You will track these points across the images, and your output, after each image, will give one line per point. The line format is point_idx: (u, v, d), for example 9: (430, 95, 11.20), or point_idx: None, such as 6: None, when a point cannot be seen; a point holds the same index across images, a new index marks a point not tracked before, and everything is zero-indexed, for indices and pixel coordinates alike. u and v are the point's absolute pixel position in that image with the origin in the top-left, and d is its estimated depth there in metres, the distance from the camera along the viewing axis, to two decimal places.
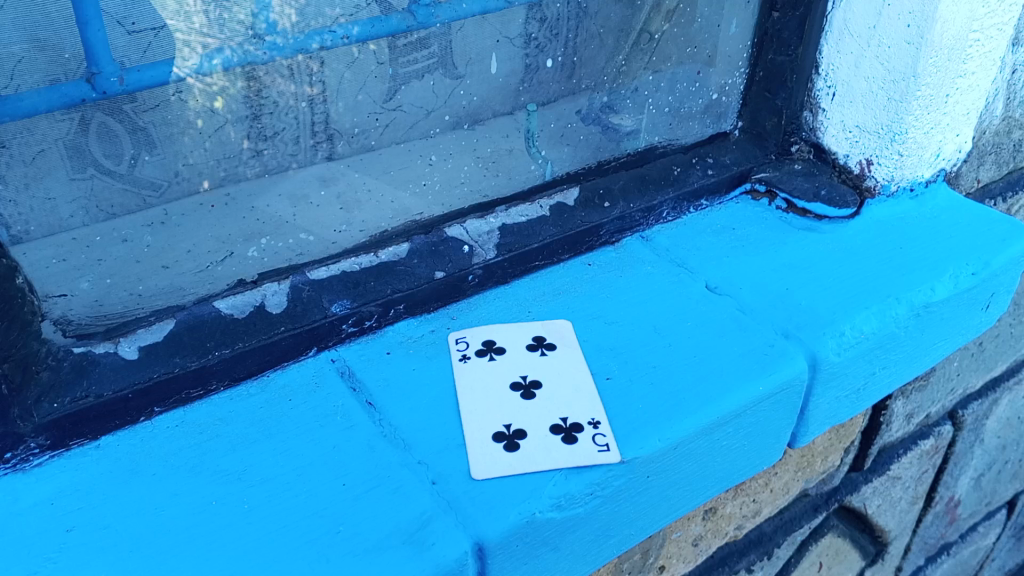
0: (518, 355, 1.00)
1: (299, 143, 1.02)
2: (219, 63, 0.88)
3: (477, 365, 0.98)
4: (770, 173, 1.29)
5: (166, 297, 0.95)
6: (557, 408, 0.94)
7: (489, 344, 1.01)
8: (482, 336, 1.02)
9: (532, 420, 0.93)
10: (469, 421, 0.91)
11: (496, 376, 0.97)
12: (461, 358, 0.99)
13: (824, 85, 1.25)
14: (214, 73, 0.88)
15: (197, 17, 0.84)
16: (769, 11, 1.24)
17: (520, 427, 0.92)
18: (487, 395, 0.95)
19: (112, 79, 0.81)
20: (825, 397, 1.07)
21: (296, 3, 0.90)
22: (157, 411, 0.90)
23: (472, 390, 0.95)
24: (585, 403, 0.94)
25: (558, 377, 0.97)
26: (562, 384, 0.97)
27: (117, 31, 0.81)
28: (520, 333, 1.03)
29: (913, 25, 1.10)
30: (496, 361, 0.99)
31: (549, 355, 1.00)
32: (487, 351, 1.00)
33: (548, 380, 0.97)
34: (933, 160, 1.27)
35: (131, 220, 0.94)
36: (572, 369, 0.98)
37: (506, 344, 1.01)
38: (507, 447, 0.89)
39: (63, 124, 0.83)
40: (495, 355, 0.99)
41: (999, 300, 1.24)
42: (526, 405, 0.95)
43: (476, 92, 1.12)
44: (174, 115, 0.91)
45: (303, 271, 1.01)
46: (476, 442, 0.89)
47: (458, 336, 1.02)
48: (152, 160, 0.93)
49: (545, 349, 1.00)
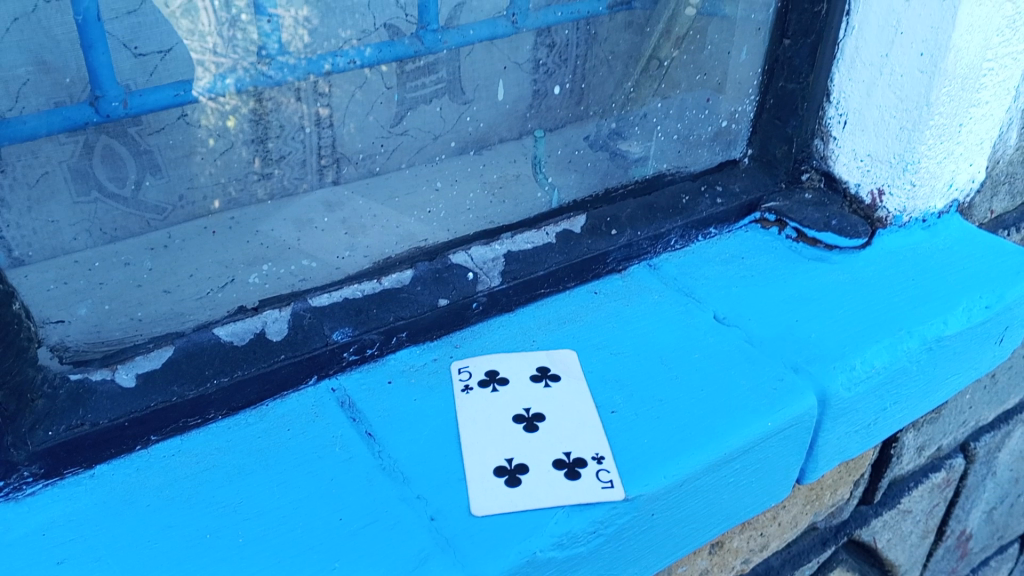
0: (521, 385, 0.99)
1: (306, 166, 1.01)
2: (231, 82, 0.89)
3: (479, 396, 0.96)
4: (781, 203, 1.28)
5: (165, 323, 0.93)
6: (559, 442, 0.92)
7: (492, 374, 0.99)
8: (485, 365, 1.01)
9: (534, 454, 0.91)
10: (470, 455, 0.90)
11: (498, 408, 0.95)
12: (463, 389, 0.97)
13: (835, 114, 1.23)
14: (226, 93, 0.89)
15: (212, 37, 0.85)
16: (780, 38, 1.21)
17: (523, 461, 0.90)
18: (489, 428, 0.94)
19: (114, 102, 0.82)
20: (834, 433, 1.05)
21: (309, 24, 0.91)
22: (154, 440, 0.89)
23: (475, 423, 0.94)
24: (589, 438, 0.92)
25: (561, 410, 0.96)
26: (567, 417, 0.95)
27: (123, 54, 0.81)
28: (524, 364, 1.01)
29: (926, 54, 1.08)
30: (499, 393, 0.97)
31: (553, 386, 0.98)
32: (489, 380, 0.98)
33: (552, 413, 0.96)
34: (946, 191, 1.25)
35: (132, 243, 0.92)
36: (575, 402, 0.96)
37: (510, 374, 1.00)
38: (509, 482, 0.87)
39: (67, 147, 0.83)
40: (498, 386, 0.98)
41: (1013, 334, 1.21)
42: (529, 437, 0.94)
43: (483, 117, 1.10)
44: (177, 139, 0.89)
45: (305, 297, 1.00)
46: (477, 478, 0.87)
47: (461, 365, 1.00)
48: (156, 184, 0.91)
49: (549, 380, 0.99)
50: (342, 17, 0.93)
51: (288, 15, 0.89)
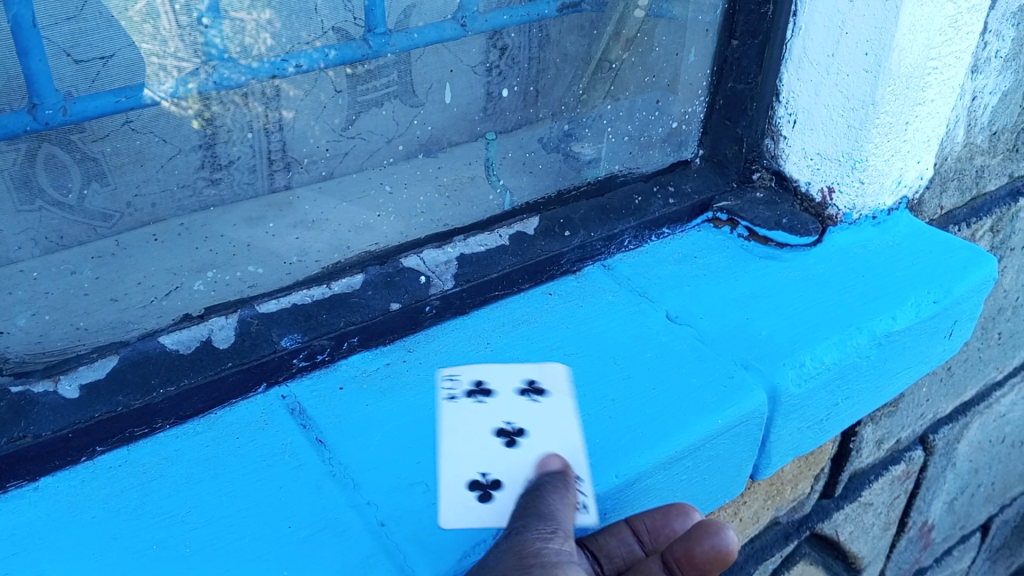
0: (509, 399, 0.96)
1: (255, 172, 1.04)
2: (193, 86, 0.88)
3: (465, 407, 0.95)
4: (732, 202, 1.27)
5: (111, 332, 0.92)
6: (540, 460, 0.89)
7: (479, 385, 0.97)
8: (472, 373, 0.99)
9: (511, 470, 0.88)
10: (445, 468, 0.89)
11: (482, 421, 0.93)
12: (447, 399, 0.96)
13: (785, 113, 1.23)
14: (188, 96, 0.89)
15: (173, 42, 0.90)
16: (728, 39, 1.22)
17: (498, 476, 0.88)
18: (470, 439, 0.92)
19: (53, 109, 0.81)
20: (786, 428, 1.05)
21: (272, 27, 0.96)
22: (99, 451, 0.87)
23: (454, 433, 0.93)
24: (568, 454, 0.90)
25: (545, 427, 0.93)
26: (550, 433, 0.92)
27: (64, 61, 0.85)
28: (513, 375, 0.99)
29: (871, 53, 1.09)
30: (485, 405, 0.95)
31: (539, 402, 0.95)
32: (475, 392, 0.97)
33: (535, 429, 0.93)
34: (895, 188, 1.25)
35: (77, 253, 0.95)
36: (561, 419, 0.94)
37: (497, 386, 0.98)
38: (481, 498, 0.86)
39: (8, 156, 0.87)
40: (483, 398, 0.96)
41: (962, 328, 1.23)
42: (508, 451, 0.90)
43: (431, 121, 1.16)
44: (121, 145, 0.94)
45: (252, 304, 0.98)
46: (445, 492, 0.86)
47: (449, 372, 0.99)
48: (100, 191, 0.95)
49: (536, 395, 0.96)
50: (302, 18, 0.98)
51: (249, 19, 0.93)
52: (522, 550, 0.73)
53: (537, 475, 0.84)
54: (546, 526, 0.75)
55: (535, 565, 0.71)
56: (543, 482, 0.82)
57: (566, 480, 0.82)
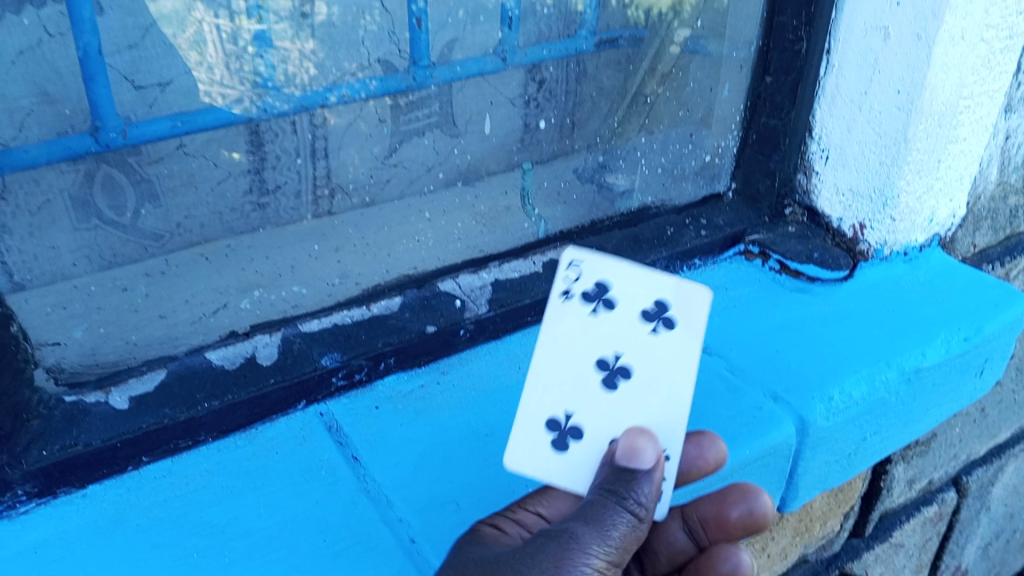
0: (628, 315, 0.91)
1: (300, 197, 1.08)
2: (237, 114, 0.97)
3: (574, 309, 0.90)
4: (764, 235, 1.28)
5: (159, 346, 0.96)
6: (632, 414, 0.87)
7: (602, 287, 0.91)
8: (596, 272, 0.92)
9: (596, 423, 0.87)
10: (534, 394, 0.88)
11: (588, 336, 0.90)
12: (562, 295, 0.90)
13: (818, 149, 1.23)
14: (234, 124, 0.98)
15: (219, 70, 0.94)
16: (762, 74, 1.23)
17: (580, 423, 0.87)
18: (567, 360, 0.89)
19: (114, 133, 0.91)
20: (814, 461, 1.06)
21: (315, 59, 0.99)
22: (145, 461, 0.91)
23: (555, 337, 0.89)
24: (665, 422, 0.86)
25: (656, 374, 0.89)
26: (657, 385, 0.88)
27: (124, 86, 0.90)
28: (645, 292, 0.92)
29: (903, 92, 1.11)
30: (596, 318, 0.91)
31: (659, 334, 0.90)
32: (593, 296, 0.91)
33: (646, 372, 0.88)
34: (927, 225, 1.26)
35: (131, 269, 0.99)
36: (678, 371, 0.88)
37: (621, 297, 0.91)
38: (557, 444, 0.86)
39: (69, 176, 0.91)
40: (598, 309, 0.91)
41: (993, 366, 1.24)
42: (603, 395, 0.88)
43: (471, 150, 1.18)
44: (175, 168, 0.98)
45: (295, 323, 1.02)
46: (527, 429, 0.87)
47: (572, 259, 0.93)
48: (153, 213, 0.98)
49: (659, 325, 0.91)
50: (346, 50, 1.02)
51: (293, 49, 0.97)
52: (563, 560, 0.72)
53: (625, 463, 0.77)
54: (588, 559, 0.73)
55: None
56: (624, 485, 0.76)
57: (648, 506, 0.76)
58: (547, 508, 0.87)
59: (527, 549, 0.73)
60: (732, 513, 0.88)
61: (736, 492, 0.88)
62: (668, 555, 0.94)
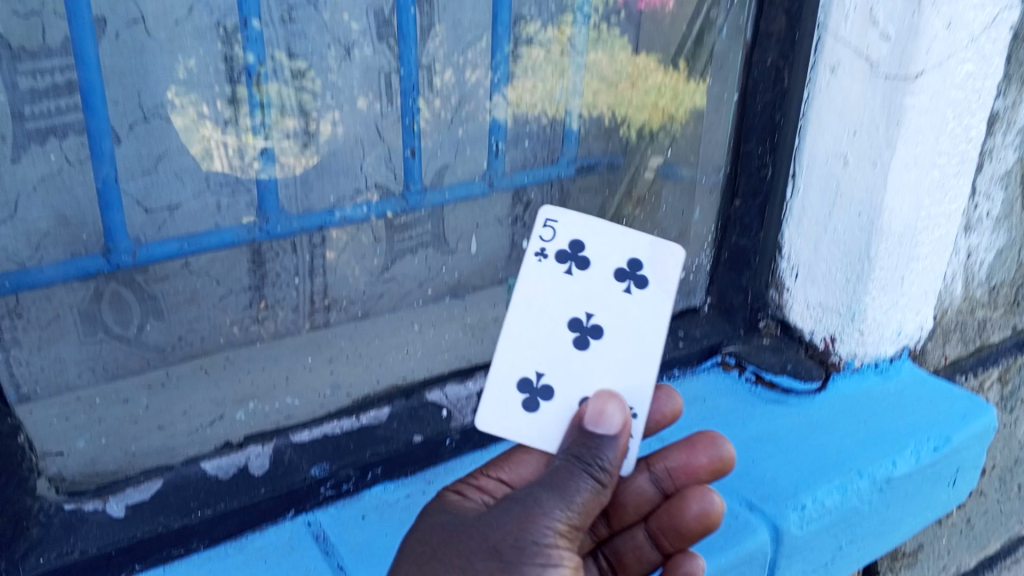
0: (602, 273, 1.00)
1: (299, 311, 1.17)
2: (239, 236, 1.09)
3: (550, 270, 1.00)
4: (739, 346, 1.36)
5: (155, 456, 1.00)
6: (599, 372, 0.97)
7: (576, 247, 1.01)
8: (571, 234, 1.02)
9: (564, 378, 0.96)
10: (510, 356, 0.98)
11: (563, 295, 1.00)
12: (537, 254, 1.00)
13: (787, 266, 1.31)
14: (238, 243, 1.09)
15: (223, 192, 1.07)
16: (730, 199, 1.29)
17: (550, 381, 0.96)
18: (542, 317, 0.99)
19: (125, 254, 1.03)
20: (791, 570, 1.09)
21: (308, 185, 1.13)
22: (137, 568, 0.94)
23: (529, 297, 1.00)
24: (629, 382, 0.96)
25: (625, 328, 0.98)
26: (626, 341, 0.98)
27: (136, 211, 1.03)
28: (618, 253, 1.01)
29: (863, 214, 1.18)
30: (570, 279, 1.00)
31: (630, 295, 0.99)
32: (567, 257, 1.01)
33: (616, 324, 0.98)
34: (896, 338, 1.31)
35: (132, 382, 1.07)
36: (644, 325, 0.99)
37: (595, 256, 1.01)
38: (528, 405, 0.96)
39: (79, 293, 1.01)
40: (572, 269, 1.01)
41: (965, 476, 1.27)
42: (575, 354, 0.97)
43: (460, 267, 1.26)
44: (180, 286, 1.08)
45: (287, 434, 1.06)
46: (500, 383, 0.98)
47: (546, 220, 1.04)
48: (157, 326, 1.09)
49: (630, 285, 1.00)
50: (345, 174, 1.17)
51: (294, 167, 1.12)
52: (523, 520, 0.81)
53: (593, 425, 0.85)
54: (550, 516, 0.81)
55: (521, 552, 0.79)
56: (589, 448, 0.84)
57: (611, 470, 0.84)
58: (508, 474, 0.97)
59: (498, 509, 0.83)
60: (702, 458, 0.99)
61: (703, 440, 0.99)
62: (634, 508, 1.02)
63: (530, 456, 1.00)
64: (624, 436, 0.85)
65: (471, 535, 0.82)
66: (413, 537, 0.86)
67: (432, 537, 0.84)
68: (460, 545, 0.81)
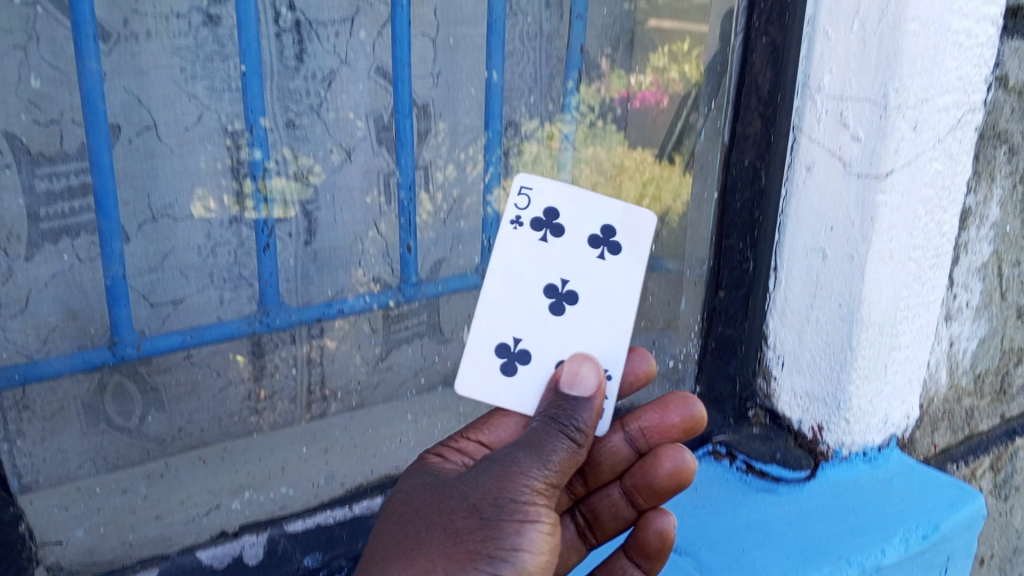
0: (576, 240, 1.06)
1: (295, 401, 1.21)
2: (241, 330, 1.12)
3: (526, 238, 1.05)
4: (730, 435, 1.38)
5: (153, 545, 1.06)
6: (576, 334, 1.03)
7: (550, 216, 1.06)
8: (546, 201, 1.07)
9: (541, 342, 1.03)
10: (491, 322, 1.03)
11: (539, 261, 1.05)
12: (513, 223, 1.05)
13: (774, 356, 1.33)
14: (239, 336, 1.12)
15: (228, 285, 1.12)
16: (715, 289, 1.34)
17: (528, 346, 1.03)
18: (519, 286, 1.04)
19: (130, 347, 1.03)
20: None
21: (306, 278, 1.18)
22: None
23: (506, 265, 1.05)
24: (604, 345, 1.03)
25: (599, 292, 1.04)
26: (600, 306, 1.04)
27: (142, 305, 1.07)
28: (590, 221, 1.07)
29: (844, 305, 1.21)
30: (545, 247, 1.05)
31: (604, 260, 1.05)
32: (543, 225, 1.06)
33: (590, 290, 1.03)
34: (883, 426, 1.33)
35: (131, 472, 1.09)
36: (616, 288, 1.05)
37: (570, 223, 1.06)
38: (507, 368, 1.02)
39: (83, 385, 1.03)
40: (547, 237, 1.06)
41: (954, 561, 1.30)
42: (552, 318, 1.02)
43: (452, 355, 1.31)
44: (182, 377, 1.10)
45: (281, 523, 1.12)
46: (480, 349, 1.03)
47: (521, 188, 1.09)
48: (158, 418, 1.10)
49: (604, 251, 1.06)
50: (344, 269, 1.21)
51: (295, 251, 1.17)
52: (501, 476, 0.84)
53: (569, 388, 0.90)
54: (528, 471, 0.84)
55: (500, 504, 0.82)
56: (565, 410, 0.89)
57: (586, 430, 0.88)
58: (487, 437, 1.04)
59: (479, 466, 0.87)
60: (675, 417, 1.07)
61: (677, 400, 1.07)
62: (610, 465, 1.10)
63: (509, 419, 1.06)
64: (599, 397, 0.90)
65: (452, 494, 0.86)
66: (400, 503, 0.90)
67: (416, 500, 0.88)
68: (443, 501, 0.86)
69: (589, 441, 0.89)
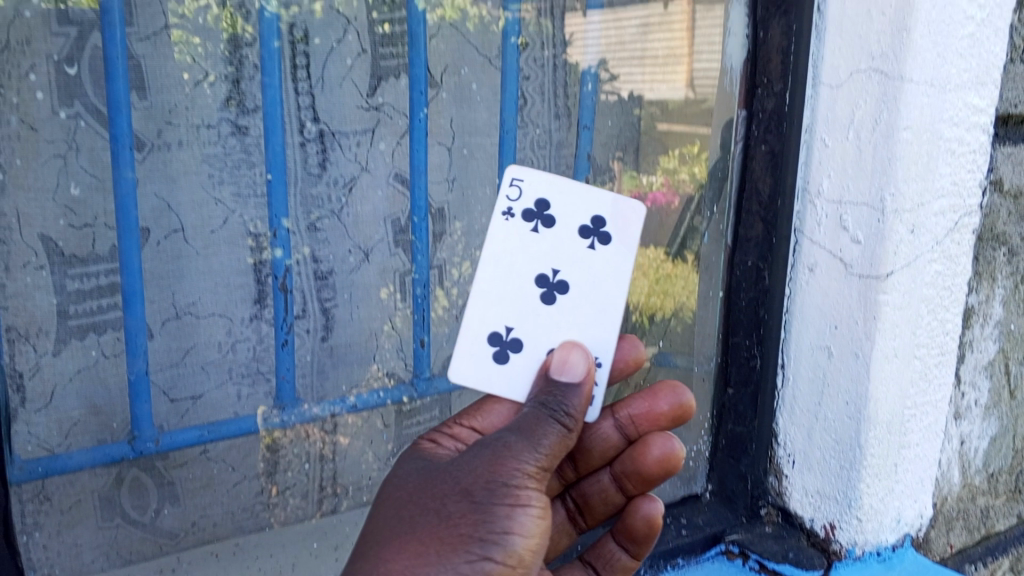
0: (568, 231, 1.09)
1: (306, 496, 1.23)
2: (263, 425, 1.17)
3: (518, 228, 1.08)
4: (742, 534, 1.36)
5: None
6: (567, 322, 1.06)
7: (541, 207, 1.09)
8: (536, 192, 1.09)
9: (533, 329, 1.06)
10: (485, 309, 1.07)
11: (531, 251, 1.08)
12: (504, 214, 1.07)
13: (784, 453, 1.33)
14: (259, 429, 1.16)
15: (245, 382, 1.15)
16: (724, 386, 1.38)
17: (518, 334, 1.06)
18: (512, 274, 1.08)
19: (149, 441, 1.07)
20: None
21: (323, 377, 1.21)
22: None
23: (500, 254, 1.08)
24: (594, 335, 1.07)
25: (589, 278, 1.07)
26: (590, 293, 1.07)
27: (162, 399, 1.10)
28: (582, 212, 1.10)
29: (850, 402, 1.22)
30: (536, 236, 1.09)
31: (594, 250, 1.09)
32: (535, 216, 1.09)
33: (580, 277, 1.07)
34: (896, 525, 1.32)
35: (144, 565, 1.13)
36: (607, 276, 1.08)
37: (561, 215, 1.09)
38: (498, 358, 1.05)
39: (100, 478, 1.07)
40: (539, 227, 1.09)
41: None
42: (542, 306, 1.06)
43: None
44: (197, 472, 1.14)
45: None
46: (472, 340, 1.07)
47: (514, 179, 1.10)
48: (173, 512, 1.13)
49: (594, 242, 1.09)
50: (358, 364, 1.24)
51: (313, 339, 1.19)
52: (495, 460, 0.83)
53: (560, 375, 0.93)
54: (522, 456, 0.84)
55: (495, 486, 0.81)
56: (555, 395, 0.91)
57: (575, 417, 0.90)
58: (479, 423, 1.05)
59: (471, 450, 0.87)
60: (663, 405, 1.13)
61: (666, 389, 1.13)
62: (601, 452, 1.16)
63: (501, 406, 1.08)
64: (586, 386, 0.92)
65: (444, 478, 0.84)
66: (390, 491, 0.88)
67: (409, 484, 0.87)
68: (435, 485, 0.84)
69: (577, 427, 0.91)
